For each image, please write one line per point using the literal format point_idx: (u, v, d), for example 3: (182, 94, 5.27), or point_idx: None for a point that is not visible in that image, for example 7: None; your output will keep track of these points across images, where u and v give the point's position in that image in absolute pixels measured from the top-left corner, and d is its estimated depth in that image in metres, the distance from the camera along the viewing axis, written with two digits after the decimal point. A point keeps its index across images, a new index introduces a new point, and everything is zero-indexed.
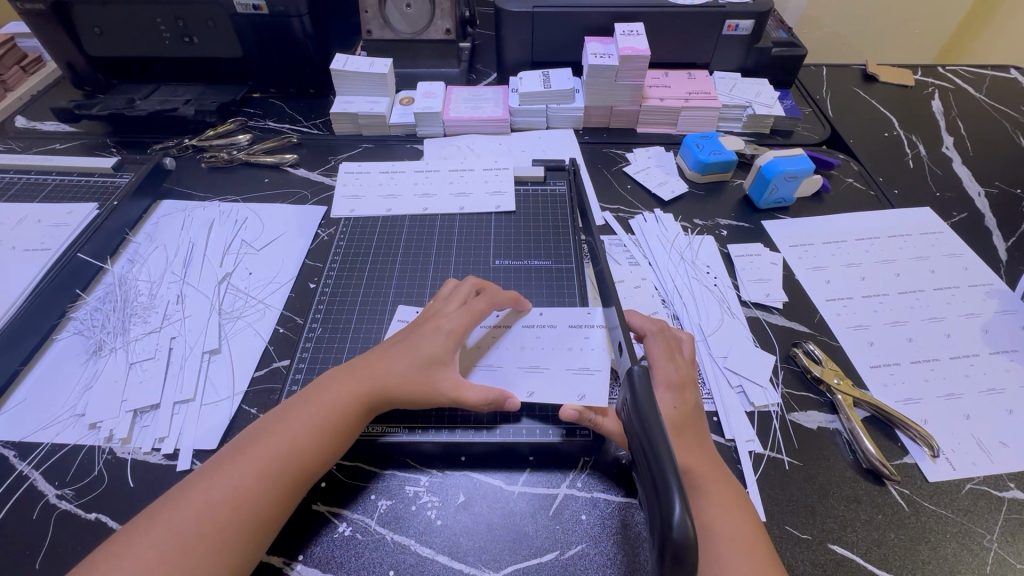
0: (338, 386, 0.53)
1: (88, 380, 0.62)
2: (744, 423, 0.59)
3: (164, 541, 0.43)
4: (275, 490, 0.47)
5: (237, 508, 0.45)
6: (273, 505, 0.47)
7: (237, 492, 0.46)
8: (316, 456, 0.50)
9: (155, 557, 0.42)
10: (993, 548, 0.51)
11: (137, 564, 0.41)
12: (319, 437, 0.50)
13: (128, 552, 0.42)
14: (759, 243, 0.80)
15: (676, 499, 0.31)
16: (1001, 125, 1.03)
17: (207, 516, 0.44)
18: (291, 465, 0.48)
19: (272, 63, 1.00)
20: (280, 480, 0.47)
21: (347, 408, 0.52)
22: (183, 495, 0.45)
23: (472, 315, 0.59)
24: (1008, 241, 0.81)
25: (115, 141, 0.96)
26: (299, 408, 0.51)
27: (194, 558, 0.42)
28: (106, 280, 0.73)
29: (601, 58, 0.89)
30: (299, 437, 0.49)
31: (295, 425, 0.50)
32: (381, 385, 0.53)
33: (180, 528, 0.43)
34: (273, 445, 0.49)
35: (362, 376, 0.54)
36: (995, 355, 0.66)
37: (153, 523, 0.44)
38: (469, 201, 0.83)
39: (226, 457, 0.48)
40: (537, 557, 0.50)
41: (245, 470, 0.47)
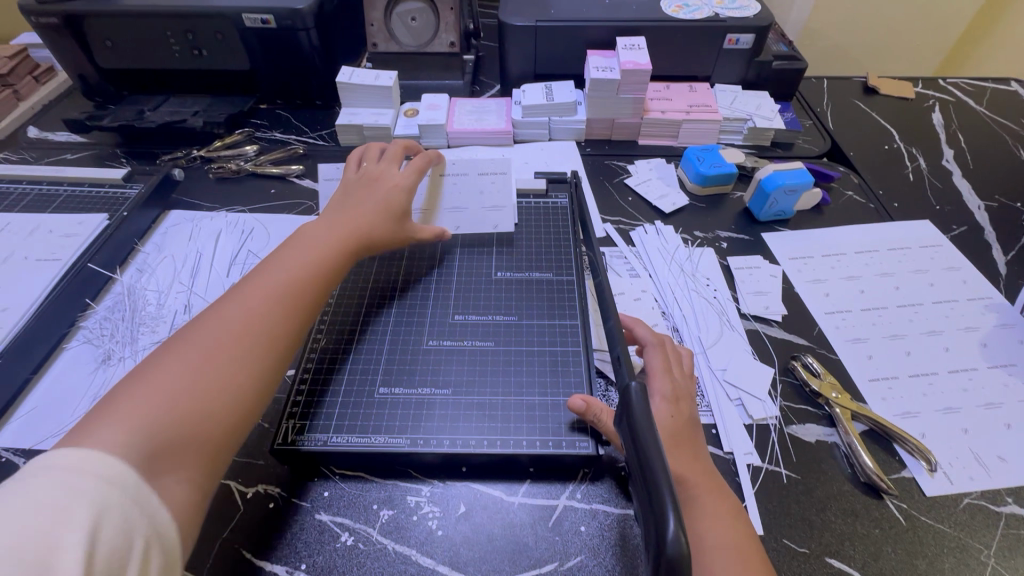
0: (299, 255, 0.59)
1: (96, 388, 0.63)
2: (742, 436, 0.60)
3: (151, 383, 0.43)
4: (256, 343, 0.50)
5: (220, 352, 0.47)
6: (256, 351, 0.49)
7: (219, 342, 0.48)
8: (290, 306, 0.54)
9: (143, 404, 0.41)
10: (990, 563, 0.52)
11: (125, 405, 0.41)
12: (289, 294, 0.54)
13: (111, 401, 0.41)
14: (759, 255, 0.80)
15: (670, 514, 0.31)
16: (1001, 138, 1.03)
17: (193, 362, 0.45)
18: (268, 317, 0.52)
19: (280, 75, 1.02)
20: (258, 330, 0.50)
21: (313, 273, 0.58)
22: (163, 355, 0.46)
23: (389, 225, 0.69)
24: (1007, 255, 0.81)
25: (124, 152, 0.98)
26: (265, 274, 0.56)
27: (174, 401, 0.42)
28: (114, 289, 0.74)
29: (603, 71, 0.90)
30: (269, 296, 0.53)
31: (265, 285, 0.54)
32: (353, 233, 0.65)
33: (167, 376, 0.44)
34: (246, 301, 0.52)
35: (326, 241, 0.62)
36: (993, 369, 0.66)
37: (135, 379, 0.44)
38: (464, 219, 0.80)
39: (197, 325, 0.49)
40: (535, 568, 0.51)
41: (223, 331, 0.49)
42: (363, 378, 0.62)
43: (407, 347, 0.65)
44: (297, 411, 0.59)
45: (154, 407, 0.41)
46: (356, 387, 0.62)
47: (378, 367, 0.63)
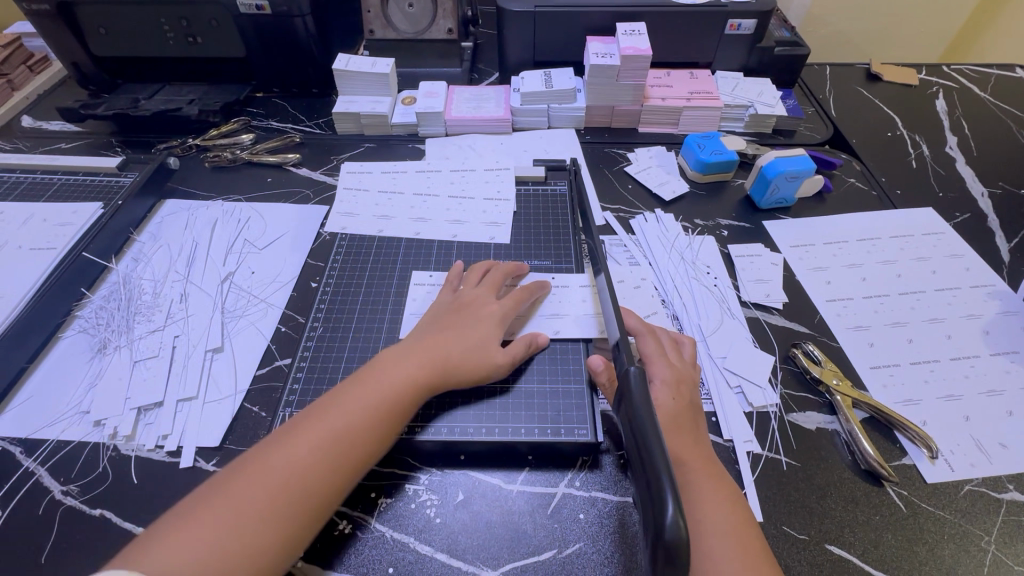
0: (395, 367, 0.55)
1: (92, 377, 0.63)
2: (742, 423, 0.60)
3: (224, 505, 0.44)
4: (328, 468, 0.47)
5: (293, 481, 0.46)
6: (328, 480, 0.47)
7: (296, 465, 0.46)
8: (370, 426, 0.51)
9: (214, 525, 0.42)
10: (990, 550, 0.51)
11: (199, 526, 0.42)
12: (372, 413, 0.51)
13: (190, 513, 0.43)
14: (760, 243, 0.80)
15: (669, 498, 0.31)
16: (1006, 125, 1.02)
17: (268, 486, 0.45)
18: (348, 442, 0.49)
19: (276, 62, 1.01)
20: (335, 455, 0.48)
21: (402, 388, 0.54)
22: (244, 466, 0.47)
23: (505, 309, 0.63)
24: (1011, 242, 0.80)
25: (119, 141, 0.97)
26: (356, 386, 0.53)
27: (244, 526, 0.43)
28: (110, 278, 0.74)
29: (603, 57, 0.89)
30: (354, 416, 0.50)
31: (351, 403, 0.51)
32: (445, 361, 0.56)
33: (240, 497, 0.44)
34: (330, 417, 0.50)
35: (420, 358, 0.56)
36: (995, 357, 0.66)
37: (215, 489, 0.45)
38: (462, 229, 0.79)
39: (284, 434, 0.49)
40: (534, 555, 0.50)
41: (304, 449, 0.48)
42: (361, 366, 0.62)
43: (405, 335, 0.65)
44: (295, 400, 0.60)
45: (221, 535, 0.42)
46: None
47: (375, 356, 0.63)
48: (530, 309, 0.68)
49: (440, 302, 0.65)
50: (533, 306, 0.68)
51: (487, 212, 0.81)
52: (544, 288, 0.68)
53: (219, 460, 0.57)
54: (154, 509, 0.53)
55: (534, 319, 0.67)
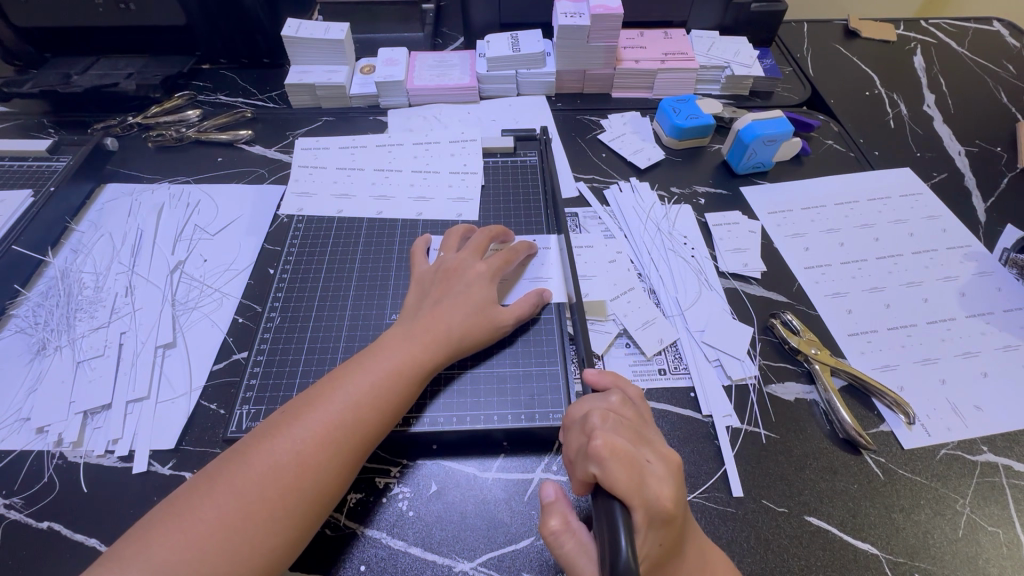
0: (396, 349, 0.53)
1: (32, 382, 0.58)
2: (721, 397, 0.58)
3: (227, 501, 0.42)
4: (334, 460, 0.45)
5: (299, 475, 0.44)
6: (334, 474, 0.45)
7: (300, 458, 0.44)
8: (376, 413, 0.48)
9: (211, 512, 0.41)
10: (966, 512, 0.52)
11: (203, 525, 0.41)
12: (376, 400, 0.49)
13: (192, 511, 0.41)
14: (737, 211, 0.77)
15: (621, 538, 0.34)
16: (983, 81, 1.00)
17: (272, 482, 0.43)
18: (353, 431, 0.47)
19: (219, 29, 0.93)
20: (339, 445, 0.46)
21: (405, 371, 0.51)
22: (244, 459, 0.44)
23: (493, 266, 0.61)
24: (987, 201, 0.79)
25: (53, 121, 0.89)
26: (356, 371, 0.51)
27: (246, 515, 0.41)
28: (47, 273, 0.68)
29: (572, 17, 0.83)
30: (359, 404, 0.48)
31: (355, 389, 0.49)
32: (449, 337, 0.55)
33: (243, 494, 0.42)
34: (332, 405, 0.48)
35: (420, 338, 0.54)
36: (971, 319, 0.65)
37: (215, 485, 0.43)
38: (429, 206, 0.74)
39: (287, 419, 0.47)
40: (512, 545, 0.49)
41: (306, 437, 0.45)
42: (323, 357, 0.59)
43: (370, 324, 0.62)
44: (253, 396, 0.56)
45: (226, 535, 0.40)
46: (316, 367, 0.58)
47: (338, 346, 0.60)
48: (516, 271, 0.65)
49: (423, 271, 0.62)
50: (522, 265, 0.66)
51: (452, 186, 0.77)
52: (530, 248, 0.66)
53: (175, 463, 0.54)
54: (105, 520, 0.50)
55: (519, 282, 0.65)
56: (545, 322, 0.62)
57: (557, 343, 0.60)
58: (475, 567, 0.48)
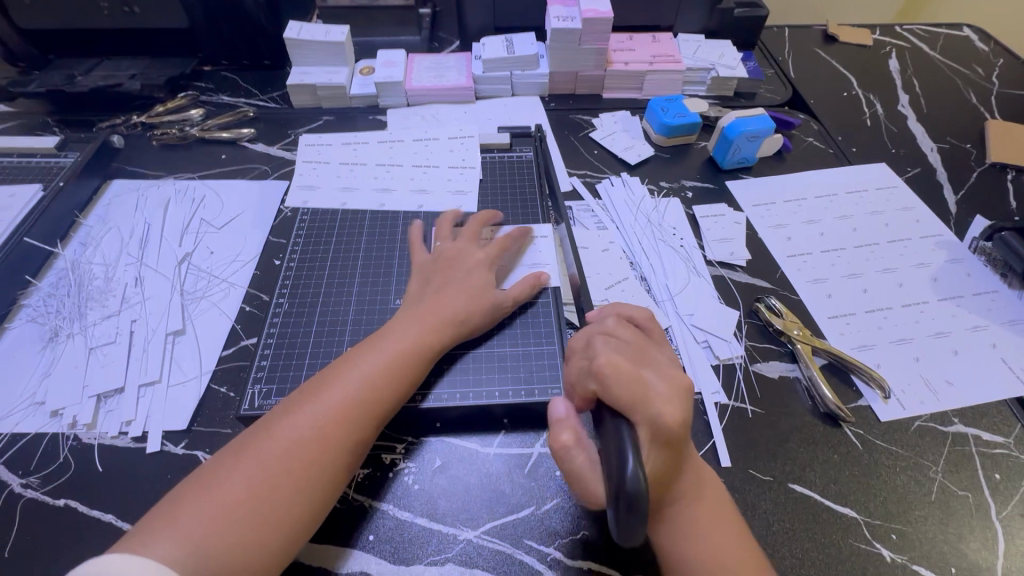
0: (405, 331, 0.55)
1: (45, 367, 0.60)
2: (710, 376, 0.61)
3: (252, 474, 0.44)
4: (350, 435, 0.48)
5: (319, 449, 0.46)
6: (352, 448, 0.48)
7: (319, 433, 0.47)
8: (389, 390, 0.51)
9: (237, 484, 0.43)
10: (938, 478, 0.55)
11: (229, 497, 0.43)
12: (388, 379, 0.51)
13: (218, 483, 0.44)
14: (724, 203, 0.81)
15: (628, 455, 0.35)
16: (954, 83, 1.06)
17: (293, 455, 0.45)
18: (367, 407, 0.49)
19: (222, 32, 0.96)
20: (355, 421, 0.48)
21: (413, 351, 0.54)
22: (265, 435, 0.47)
23: (491, 255, 0.64)
24: (958, 194, 0.84)
25: (58, 120, 0.91)
26: (368, 352, 0.53)
27: (270, 486, 0.44)
28: (57, 265, 0.70)
29: (564, 21, 0.87)
30: (372, 381, 0.51)
31: (367, 368, 0.51)
32: (453, 319, 0.57)
33: (266, 467, 0.45)
34: (347, 383, 0.50)
35: (425, 320, 0.56)
36: (943, 302, 0.69)
37: (238, 460, 0.45)
38: (428, 199, 0.77)
39: (304, 398, 0.49)
40: (513, 514, 0.51)
41: (324, 413, 0.48)
42: (331, 342, 0.61)
43: (375, 310, 0.65)
44: (263, 377, 0.58)
45: (253, 505, 0.43)
46: (324, 350, 0.61)
47: (345, 330, 0.63)
48: (513, 255, 0.68)
49: (427, 259, 0.65)
50: (517, 253, 0.69)
51: (452, 180, 0.80)
52: (526, 235, 0.70)
53: (187, 443, 0.56)
54: (122, 496, 0.52)
55: (517, 268, 0.68)
56: (542, 307, 0.65)
57: (553, 326, 0.63)
58: (479, 535, 0.50)
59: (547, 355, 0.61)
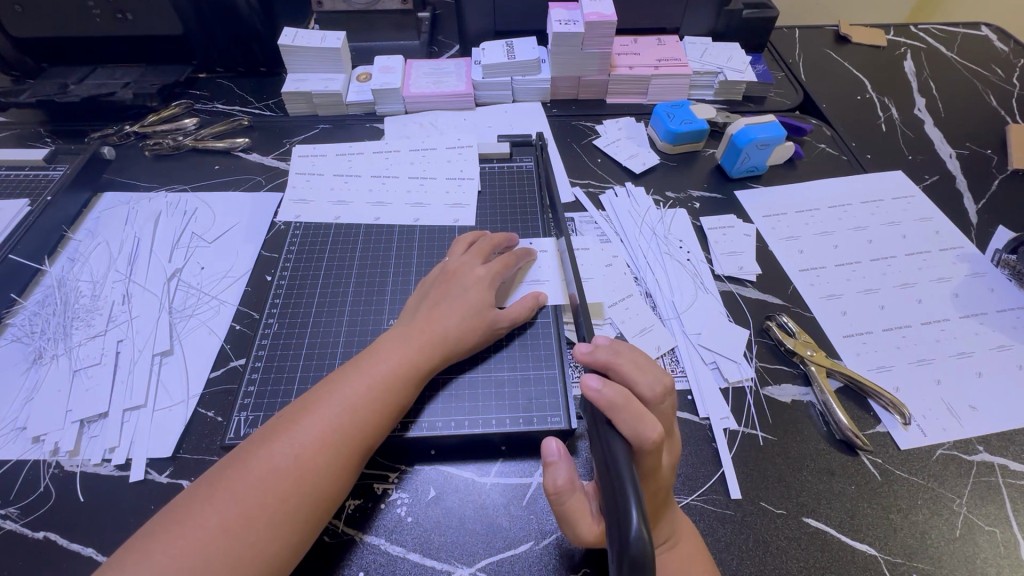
0: (391, 351, 0.53)
1: (28, 390, 0.58)
2: (719, 399, 0.58)
3: (228, 508, 0.42)
4: (333, 463, 0.45)
5: (299, 479, 0.44)
6: (334, 478, 0.45)
7: (299, 462, 0.44)
8: (373, 416, 0.48)
9: (211, 518, 0.41)
10: (962, 512, 0.52)
11: (204, 532, 0.40)
12: (374, 402, 0.49)
13: (193, 517, 0.41)
14: (732, 214, 0.78)
15: (633, 510, 0.32)
16: (972, 85, 1.02)
17: (272, 486, 0.43)
18: (351, 433, 0.47)
19: (217, 38, 0.94)
20: (338, 448, 0.46)
21: (402, 372, 0.52)
22: (243, 464, 0.44)
23: (492, 272, 0.61)
24: (979, 203, 0.80)
25: (50, 131, 0.90)
26: (352, 373, 0.51)
27: (246, 520, 0.41)
28: (44, 282, 0.68)
29: (566, 24, 0.84)
30: (355, 407, 0.48)
31: (352, 391, 0.49)
32: (445, 339, 0.55)
33: (244, 499, 0.42)
34: (329, 408, 0.48)
35: (416, 339, 0.54)
36: (965, 319, 0.66)
37: (214, 492, 0.43)
38: (425, 212, 0.75)
39: (284, 424, 0.47)
40: (510, 549, 0.49)
41: (304, 441, 0.45)
42: (322, 364, 0.59)
43: (367, 328, 0.62)
44: (251, 402, 0.56)
45: (229, 542, 0.40)
46: (314, 373, 0.58)
47: (336, 351, 0.60)
48: (519, 273, 0.66)
49: (427, 275, 0.63)
50: (520, 271, 0.66)
51: (449, 192, 0.77)
52: (529, 254, 0.66)
53: (172, 471, 0.53)
54: (102, 528, 0.50)
55: (518, 285, 0.65)
56: (542, 327, 0.62)
57: (553, 347, 0.60)
58: (474, 573, 0.48)
59: (547, 379, 0.58)
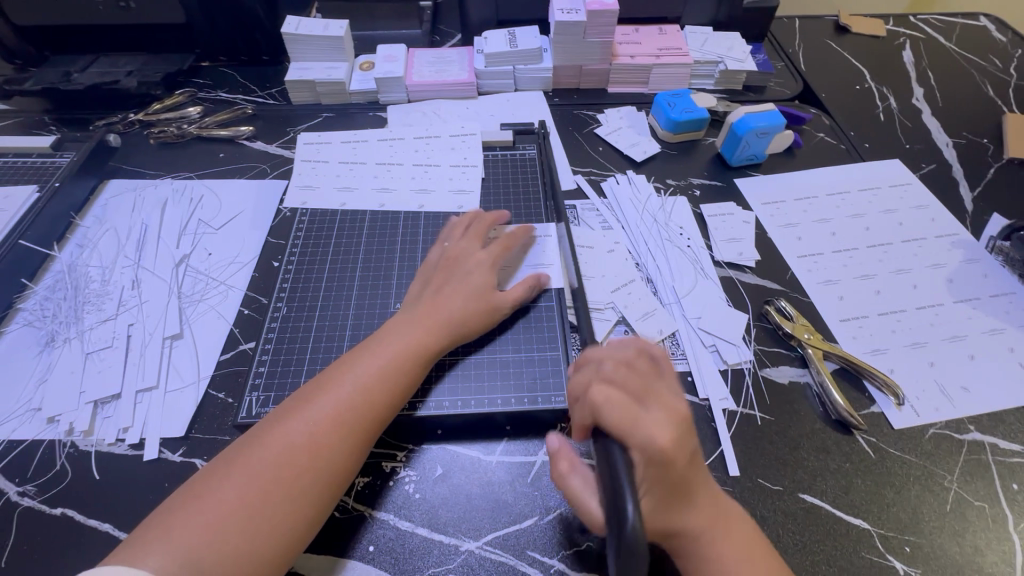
0: (401, 333, 0.54)
1: (41, 373, 0.59)
2: (718, 381, 0.60)
3: (246, 484, 0.43)
4: (346, 439, 0.47)
5: (313, 456, 0.45)
6: (347, 455, 0.47)
7: (314, 439, 0.46)
8: (383, 395, 0.50)
9: (230, 493, 0.43)
10: (953, 488, 0.54)
11: (222, 506, 0.42)
12: (384, 382, 0.50)
13: (212, 493, 0.43)
14: (732, 202, 0.79)
15: (626, 498, 0.33)
16: (970, 75, 1.02)
17: (287, 462, 0.44)
18: (363, 411, 0.48)
19: (220, 27, 0.94)
20: (351, 425, 0.47)
21: (411, 353, 0.53)
22: (259, 442, 0.46)
23: (492, 255, 0.62)
24: (974, 191, 0.82)
25: (54, 119, 0.90)
26: (364, 355, 0.52)
27: (263, 496, 0.43)
28: (53, 267, 0.69)
29: (568, 13, 0.84)
30: (366, 386, 0.49)
31: (364, 372, 0.50)
32: (450, 321, 0.56)
33: (260, 475, 0.44)
34: (341, 388, 0.49)
35: (424, 322, 0.55)
36: (959, 304, 0.67)
37: (231, 469, 0.44)
38: (429, 199, 0.76)
39: (298, 404, 0.48)
40: (516, 524, 0.50)
41: (318, 419, 0.47)
42: (330, 347, 0.60)
43: (374, 312, 0.63)
44: (261, 384, 0.57)
45: (246, 516, 0.42)
46: (323, 356, 0.59)
47: (344, 335, 0.61)
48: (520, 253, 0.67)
49: (430, 260, 0.64)
50: (520, 252, 0.67)
51: (453, 179, 0.78)
52: (529, 233, 0.68)
53: (185, 451, 0.55)
54: (118, 505, 0.51)
55: (521, 268, 0.66)
56: (545, 311, 0.63)
57: (557, 331, 0.62)
58: (481, 546, 0.49)
59: (551, 362, 0.59)
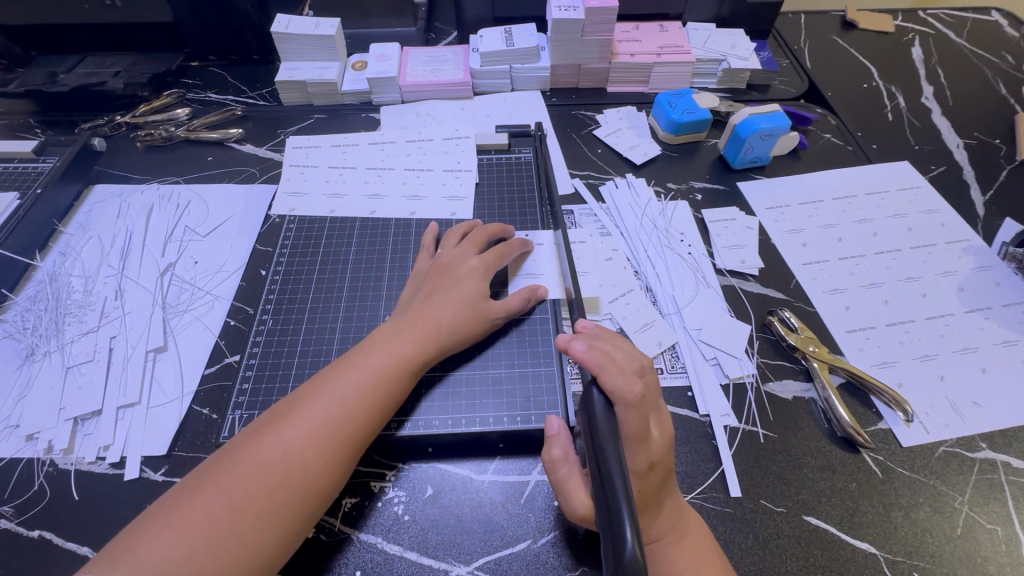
0: (385, 344, 0.52)
1: (21, 388, 0.58)
2: (719, 396, 0.58)
3: (217, 501, 0.41)
4: (322, 455, 0.45)
5: (287, 473, 0.43)
6: (324, 471, 0.45)
7: (290, 455, 0.44)
8: (364, 410, 0.48)
9: (199, 511, 0.41)
10: (964, 509, 0.52)
11: (190, 524, 0.40)
12: (365, 396, 0.48)
13: (181, 511, 0.41)
14: (735, 206, 0.77)
15: (627, 529, 0.32)
16: (981, 73, 0.99)
17: (260, 479, 0.43)
18: (342, 427, 0.46)
19: (208, 26, 0.92)
20: (328, 441, 0.45)
21: (394, 365, 0.51)
22: (232, 457, 0.44)
23: (486, 263, 0.60)
24: (986, 195, 0.79)
25: (40, 121, 0.88)
26: (345, 368, 0.50)
27: (232, 516, 0.41)
28: (35, 277, 0.67)
29: (566, 11, 0.82)
30: (346, 400, 0.47)
31: (344, 385, 0.48)
32: (439, 331, 0.54)
33: (231, 493, 0.42)
34: (320, 402, 0.47)
35: (411, 332, 0.53)
36: (970, 314, 0.65)
37: (203, 485, 0.42)
38: (422, 205, 0.74)
39: (275, 419, 0.46)
40: (508, 548, 0.49)
41: (295, 434, 0.45)
42: (317, 361, 0.58)
43: (364, 324, 0.61)
44: (245, 400, 0.55)
45: (215, 532, 0.40)
46: (309, 370, 0.58)
47: (332, 348, 0.59)
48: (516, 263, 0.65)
49: (421, 269, 0.62)
50: (516, 263, 0.65)
51: (446, 184, 0.76)
52: (526, 246, 0.65)
53: (167, 470, 0.53)
54: (97, 528, 0.49)
55: (514, 279, 0.64)
56: (540, 323, 0.61)
57: (552, 344, 0.59)
58: (471, 571, 0.47)
59: (545, 377, 0.57)
